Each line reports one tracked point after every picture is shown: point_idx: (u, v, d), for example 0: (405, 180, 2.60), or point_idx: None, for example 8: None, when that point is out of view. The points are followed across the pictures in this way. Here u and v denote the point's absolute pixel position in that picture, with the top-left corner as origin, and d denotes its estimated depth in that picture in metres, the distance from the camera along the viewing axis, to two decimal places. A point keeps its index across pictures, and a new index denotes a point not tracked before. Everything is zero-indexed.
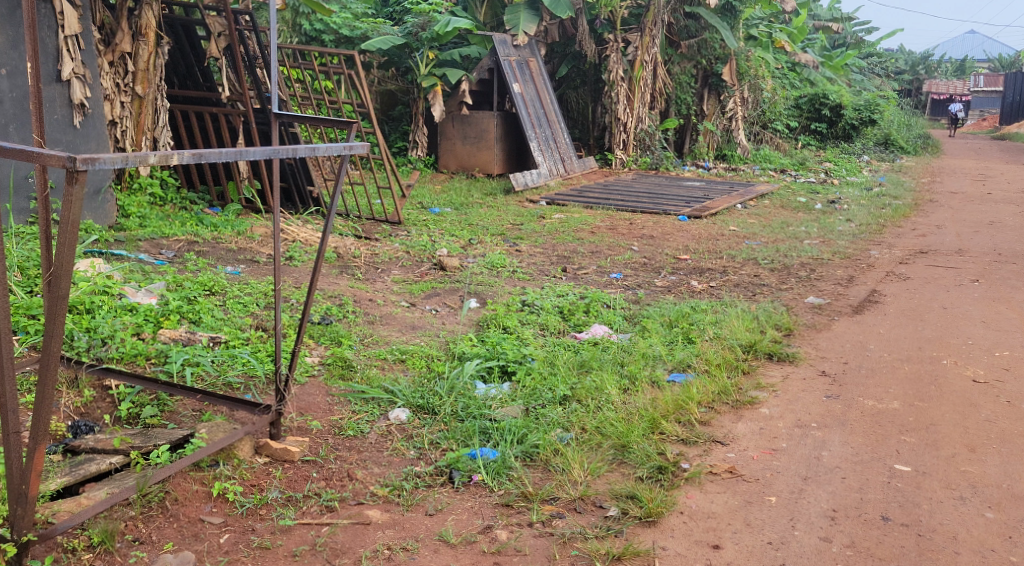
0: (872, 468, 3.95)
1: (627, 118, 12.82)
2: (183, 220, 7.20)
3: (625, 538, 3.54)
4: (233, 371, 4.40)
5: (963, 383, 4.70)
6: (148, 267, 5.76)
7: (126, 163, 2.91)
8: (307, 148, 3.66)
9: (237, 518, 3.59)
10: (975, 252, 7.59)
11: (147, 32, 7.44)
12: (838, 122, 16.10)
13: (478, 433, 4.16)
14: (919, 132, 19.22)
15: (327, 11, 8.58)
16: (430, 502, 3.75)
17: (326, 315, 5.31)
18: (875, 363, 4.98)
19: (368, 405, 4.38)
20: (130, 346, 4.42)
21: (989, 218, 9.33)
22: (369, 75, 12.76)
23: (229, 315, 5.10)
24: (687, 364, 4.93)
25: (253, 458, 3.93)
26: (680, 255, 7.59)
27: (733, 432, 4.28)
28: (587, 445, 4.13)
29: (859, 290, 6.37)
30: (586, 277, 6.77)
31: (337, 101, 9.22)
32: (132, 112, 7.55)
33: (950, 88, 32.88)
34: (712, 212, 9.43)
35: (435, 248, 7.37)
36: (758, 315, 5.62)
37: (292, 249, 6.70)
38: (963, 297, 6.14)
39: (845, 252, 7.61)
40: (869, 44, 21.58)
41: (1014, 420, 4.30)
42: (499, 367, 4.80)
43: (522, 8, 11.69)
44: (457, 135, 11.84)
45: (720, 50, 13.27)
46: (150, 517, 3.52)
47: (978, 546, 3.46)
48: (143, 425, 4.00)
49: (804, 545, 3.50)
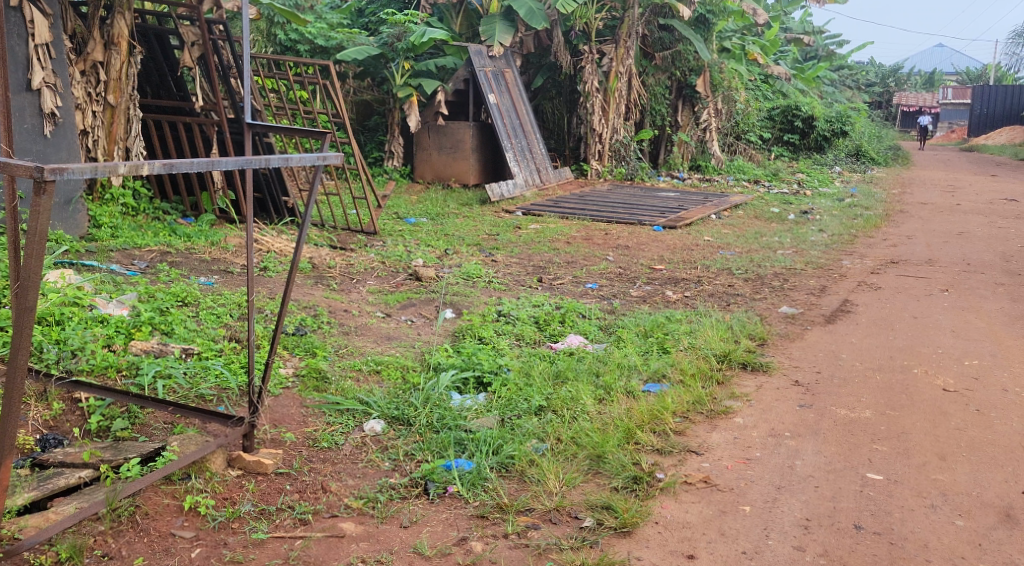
0: (844, 476, 3.97)
1: (603, 129, 12.85)
2: (155, 230, 7.15)
3: (601, 549, 3.53)
4: (205, 383, 4.36)
5: (934, 392, 4.73)
6: (119, 278, 5.70)
7: (95, 173, 2.88)
8: (280, 159, 3.62)
9: (209, 532, 3.55)
10: (944, 262, 7.67)
11: (119, 41, 7.36)
12: (811, 134, 16.22)
13: (453, 444, 4.14)
14: (891, 145, 19.49)
15: (302, 21, 8.50)
16: (405, 514, 3.73)
17: (300, 326, 5.27)
18: (847, 373, 5.01)
19: (342, 417, 4.35)
20: (100, 358, 4.37)
21: (957, 229, 9.44)
22: (344, 85, 12.73)
23: (202, 325, 5.05)
24: (662, 374, 4.94)
25: (226, 471, 3.88)
26: (655, 265, 7.63)
27: (708, 442, 4.29)
28: (563, 456, 4.12)
29: (832, 300, 6.42)
30: (562, 288, 6.78)
31: (312, 110, 9.17)
32: (104, 122, 7.48)
33: (920, 101, 33.51)
34: (687, 223, 9.47)
35: (410, 258, 7.36)
36: (732, 324, 5.65)
37: (266, 259, 6.67)
38: (933, 306, 6.21)
39: (818, 262, 7.68)
40: (840, 57, 21.71)
41: (983, 428, 4.34)
42: (475, 378, 4.78)
43: (498, 18, 11.66)
44: (433, 145, 11.83)
45: (694, 62, 13.35)
46: (120, 532, 3.48)
47: (949, 554, 3.48)
48: (112, 439, 3.95)
49: (778, 554, 3.51)
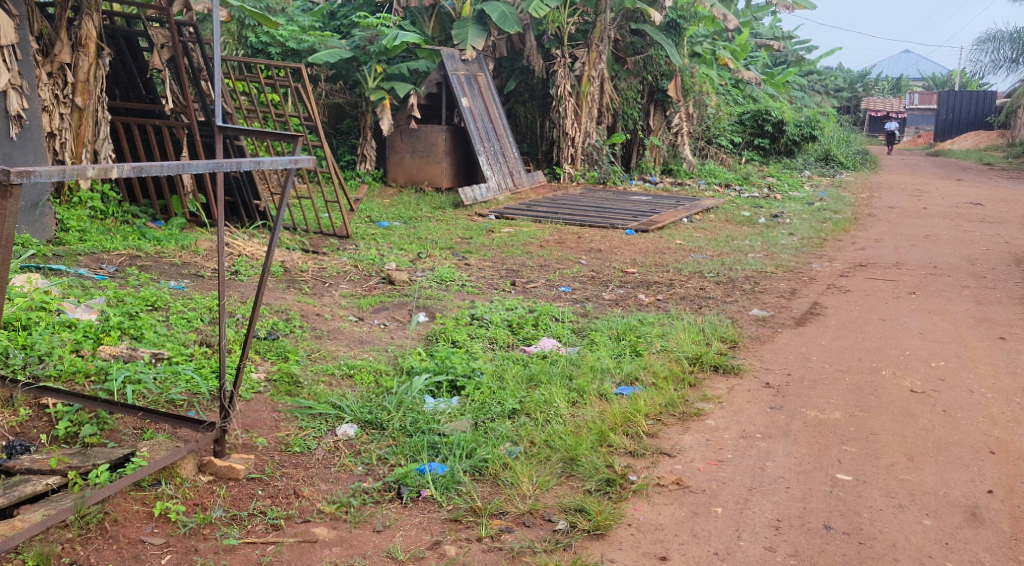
0: (814, 477, 4.00)
1: (575, 133, 12.87)
2: (125, 234, 7.08)
3: (574, 552, 3.55)
4: (176, 388, 4.33)
5: (902, 393, 4.78)
6: (88, 282, 5.63)
7: (64, 176, 2.87)
8: (251, 161, 3.60)
9: (180, 538, 3.53)
10: (912, 265, 7.77)
11: (87, 43, 7.30)
12: (781, 138, 16.28)
13: (427, 448, 4.14)
14: (859, 149, 19.74)
15: (272, 24, 8.39)
16: (378, 518, 3.72)
17: (272, 330, 5.23)
18: (817, 374, 5.06)
19: (315, 421, 4.33)
20: (68, 363, 4.33)
21: (924, 232, 9.55)
22: (317, 88, 12.69)
23: (172, 330, 5.01)
24: (635, 378, 4.96)
25: (197, 476, 3.85)
26: (628, 268, 7.67)
27: (680, 444, 4.31)
28: (536, 459, 4.13)
29: (802, 302, 6.49)
30: (535, 291, 6.80)
31: (283, 114, 9.08)
32: (71, 125, 7.38)
33: (887, 106, 34.02)
34: (659, 226, 9.53)
35: (383, 262, 7.35)
36: (704, 327, 5.68)
37: (237, 262, 6.63)
38: (901, 309, 6.28)
39: (788, 265, 7.75)
40: (809, 62, 21.90)
41: (949, 428, 4.40)
42: (448, 382, 4.78)
43: (470, 22, 11.70)
44: (406, 149, 11.82)
45: (666, 66, 13.45)
46: (88, 539, 3.45)
47: (917, 553, 3.52)
48: (81, 445, 3.91)
49: (750, 555, 3.54)
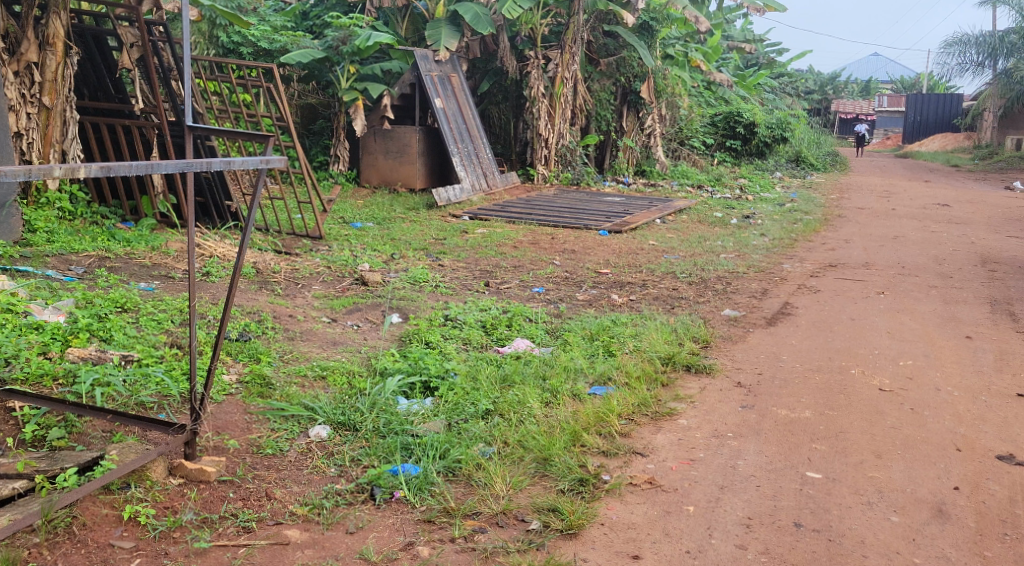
0: (785, 475, 4.03)
1: (549, 134, 12.86)
2: (94, 235, 6.99)
3: (547, 551, 3.56)
4: (145, 390, 4.29)
5: (871, 392, 4.83)
6: (56, 283, 5.59)
7: (29, 175, 2.87)
8: (222, 162, 3.58)
9: (149, 542, 3.50)
10: (880, 265, 7.85)
11: (55, 41, 7.22)
12: (752, 140, 16.30)
13: (399, 449, 4.12)
14: (829, 151, 19.94)
15: (244, 24, 8.31)
16: (351, 520, 3.71)
17: (244, 332, 5.18)
18: (788, 374, 5.09)
19: (287, 422, 4.31)
20: (35, 366, 4.29)
21: (892, 233, 9.65)
22: (289, 89, 12.65)
23: (143, 332, 4.95)
24: (608, 378, 4.97)
25: (167, 479, 3.82)
26: (601, 268, 7.68)
27: (652, 443, 4.33)
28: (509, 459, 4.13)
29: (773, 302, 6.55)
30: (509, 292, 6.80)
31: (256, 115, 9.02)
32: (39, 124, 7.26)
33: (856, 109, 34.43)
34: (632, 228, 9.54)
35: (356, 263, 7.31)
36: (676, 327, 5.72)
37: (208, 264, 6.56)
38: (870, 308, 6.34)
39: (759, 265, 7.82)
40: (780, 65, 22.08)
41: (917, 426, 4.44)
42: (422, 384, 4.77)
43: (443, 24, 11.68)
44: (379, 149, 11.77)
45: (639, 68, 13.49)
46: (56, 544, 3.43)
47: (884, 550, 3.56)
48: (48, 448, 3.86)
49: (721, 553, 3.56)
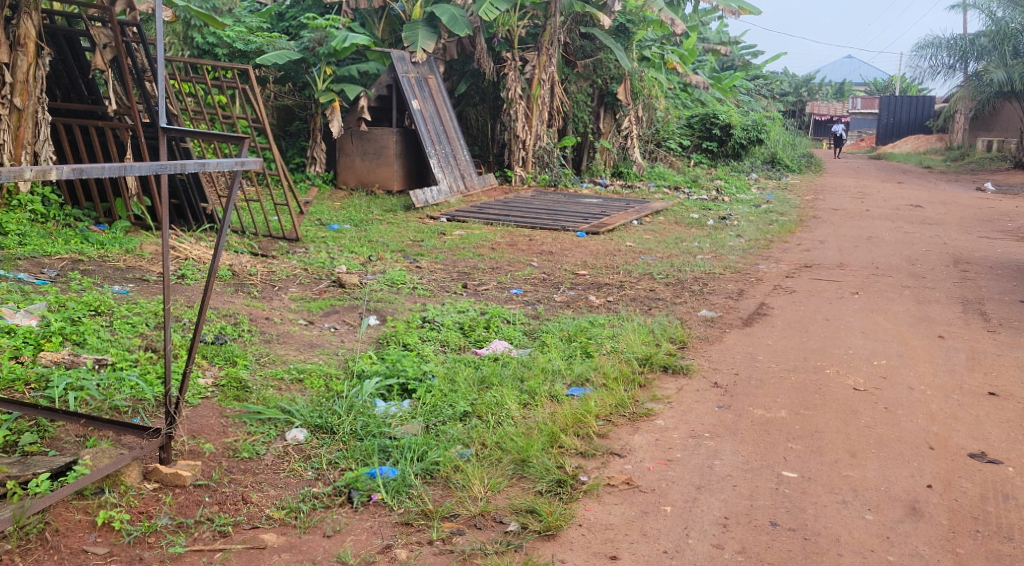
0: (761, 475, 4.05)
1: (526, 135, 12.87)
2: (67, 237, 6.94)
3: (525, 553, 3.56)
4: (120, 394, 4.24)
5: (845, 391, 4.87)
6: (28, 287, 5.55)
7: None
8: (196, 163, 3.54)
9: (124, 547, 3.47)
10: (855, 265, 7.91)
11: (26, 42, 7.16)
12: (728, 142, 16.28)
13: (377, 452, 4.11)
14: (804, 153, 20.07)
15: (219, 24, 8.22)
16: (328, 523, 3.70)
17: (220, 334, 5.17)
18: (763, 374, 5.12)
19: (264, 426, 4.28)
20: (7, 372, 4.24)
21: (866, 233, 9.73)
22: (265, 90, 12.59)
23: (117, 335, 4.91)
24: (585, 378, 4.99)
25: (142, 484, 3.79)
26: (578, 270, 7.66)
27: (630, 444, 4.34)
28: (487, 461, 4.13)
29: (749, 303, 6.58)
30: (486, 293, 6.79)
31: (231, 116, 8.96)
32: (10, 126, 7.20)
33: (831, 110, 34.69)
34: (610, 229, 9.55)
35: (334, 265, 7.28)
36: (654, 328, 5.74)
37: (184, 266, 6.54)
38: (844, 308, 6.38)
39: (735, 266, 7.86)
40: (755, 68, 22.22)
41: (891, 425, 4.48)
42: (399, 385, 4.76)
43: (420, 24, 11.64)
44: (356, 151, 11.74)
45: (615, 70, 13.53)
46: (27, 551, 3.39)
47: (859, 547, 3.59)
48: (21, 453, 3.82)
49: (697, 553, 3.57)
